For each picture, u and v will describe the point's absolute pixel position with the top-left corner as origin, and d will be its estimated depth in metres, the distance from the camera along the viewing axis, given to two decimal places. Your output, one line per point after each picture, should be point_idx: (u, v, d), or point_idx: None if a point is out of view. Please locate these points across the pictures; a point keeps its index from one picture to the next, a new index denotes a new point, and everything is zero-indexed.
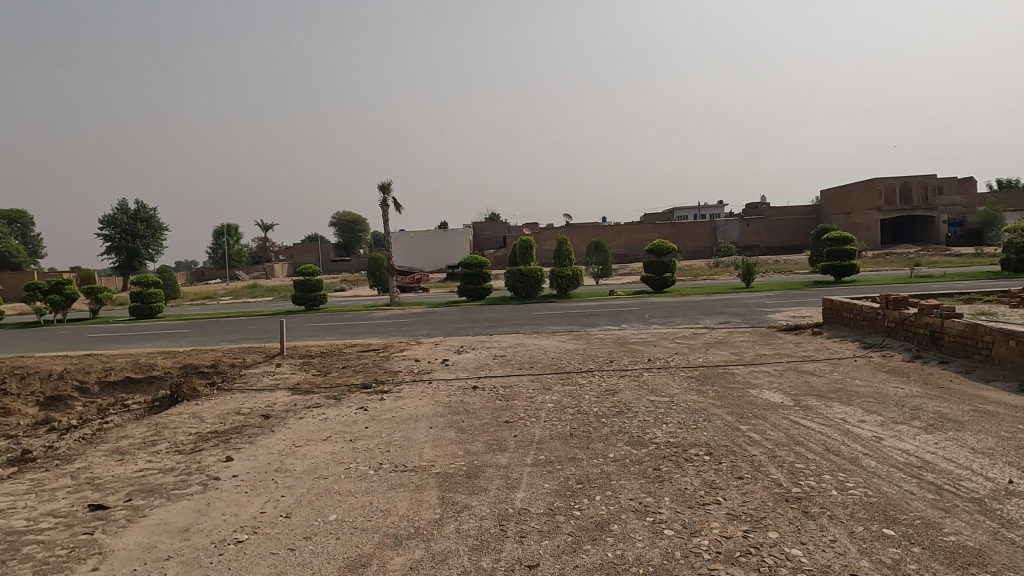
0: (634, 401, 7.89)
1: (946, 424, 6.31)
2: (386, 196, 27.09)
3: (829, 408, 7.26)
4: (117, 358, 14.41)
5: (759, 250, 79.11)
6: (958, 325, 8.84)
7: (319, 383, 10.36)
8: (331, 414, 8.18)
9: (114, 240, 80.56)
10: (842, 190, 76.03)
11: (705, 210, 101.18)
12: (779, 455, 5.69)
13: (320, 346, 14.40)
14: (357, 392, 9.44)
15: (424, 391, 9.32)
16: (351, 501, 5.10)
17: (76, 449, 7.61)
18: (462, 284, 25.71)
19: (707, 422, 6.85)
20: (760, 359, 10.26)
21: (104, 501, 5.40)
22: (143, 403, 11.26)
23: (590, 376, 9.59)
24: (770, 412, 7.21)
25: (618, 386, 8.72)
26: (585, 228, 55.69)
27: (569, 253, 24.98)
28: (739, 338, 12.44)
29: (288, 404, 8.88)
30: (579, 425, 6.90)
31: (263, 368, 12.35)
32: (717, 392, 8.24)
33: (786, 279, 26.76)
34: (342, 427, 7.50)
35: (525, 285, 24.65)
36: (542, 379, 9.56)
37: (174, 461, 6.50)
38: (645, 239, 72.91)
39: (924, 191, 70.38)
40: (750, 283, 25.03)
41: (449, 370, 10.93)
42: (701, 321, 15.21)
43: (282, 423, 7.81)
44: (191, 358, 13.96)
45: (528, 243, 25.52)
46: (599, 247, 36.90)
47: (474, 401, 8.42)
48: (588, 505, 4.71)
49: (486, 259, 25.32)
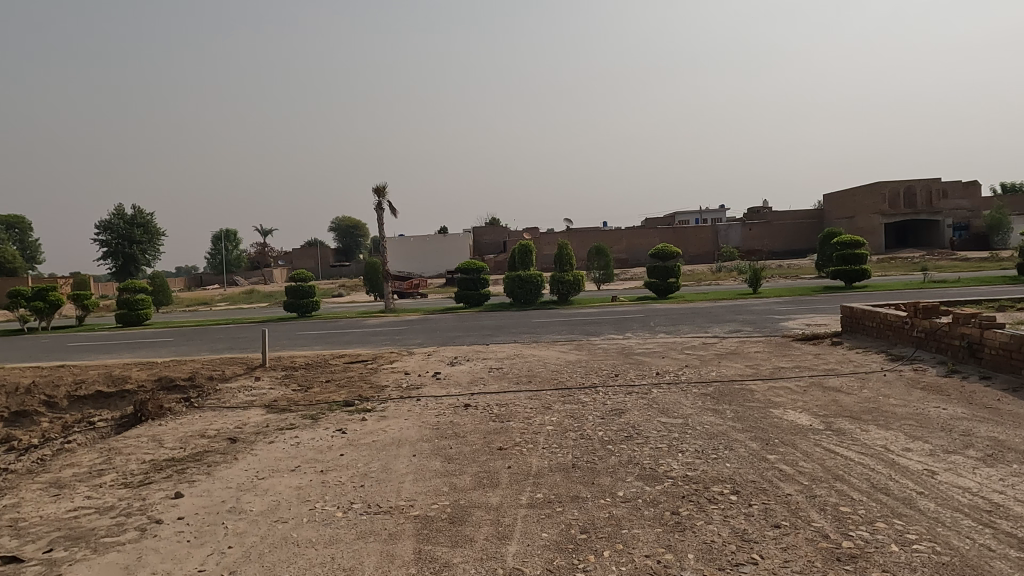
0: (643, 423, 7.02)
1: (1008, 455, 5.45)
2: (381, 199, 26.26)
3: (866, 432, 6.39)
4: (89, 370, 13.53)
5: (762, 255, 78.43)
6: (1002, 337, 7.97)
7: (298, 399, 9.52)
8: (305, 437, 7.32)
9: (111, 246, 79.84)
10: (846, 193, 75.26)
11: (707, 214, 100.79)
12: (818, 495, 4.82)
13: (305, 357, 13.55)
14: (337, 410, 8.60)
15: (411, 409, 8.46)
16: (310, 555, 4.24)
17: (15, 479, 6.75)
18: (459, 290, 24.82)
19: (728, 450, 5.98)
20: (778, 373, 9.39)
21: (19, 553, 4.54)
22: (110, 420, 10.40)
23: (593, 392, 8.73)
24: (799, 437, 6.34)
25: (625, 405, 7.85)
26: (586, 232, 54.91)
27: (570, 258, 24.15)
28: (753, 348, 11.58)
29: (260, 425, 8.01)
30: (582, 454, 6.04)
31: (242, 381, 11.49)
32: (736, 412, 7.38)
33: (795, 285, 25.93)
34: (314, 454, 6.64)
35: (525, 290, 23.83)
36: (540, 395, 8.72)
37: (116, 498, 5.63)
38: (647, 244, 72.16)
39: (928, 195, 69.70)
40: (758, 289, 24.21)
41: (441, 385, 10.08)
42: (710, 330, 14.35)
43: (249, 449, 6.94)
44: (167, 370, 13.13)
45: (527, 247, 24.67)
46: (600, 251, 36.07)
47: (464, 422, 7.56)
48: (596, 565, 3.85)
49: (484, 264, 24.50)
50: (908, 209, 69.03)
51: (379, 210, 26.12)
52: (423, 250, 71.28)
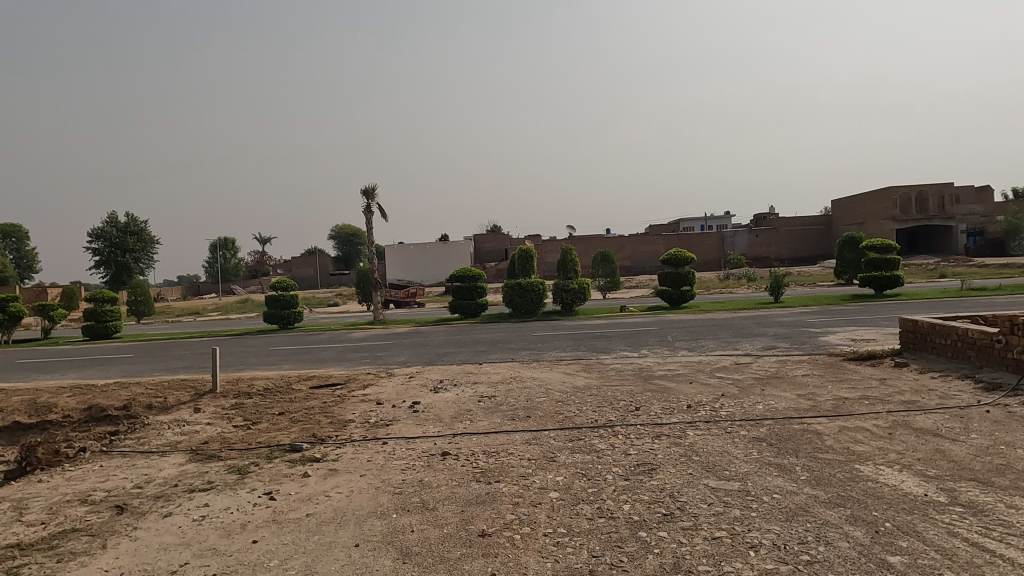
0: (687, 490, 5.01)
1: None
2: (369, 202, 24.29)
3: (1016, 510, 4.39)
4: (13, 396, 11.52)
5: (770, 262, 76.50)
6: None
7: (235, 440, 7.53)
8: (218, 507, 5.31)
9: (103, 255, 78.03)
10: (856, 199, 73.26)
11: (712, 220, 99.19)
12: None
13: (266, 380, 11.55)
14: (277, 460, 6.58)
15: (373, 459, 6.45)
16: None
17: None
18: (454, 300, 22.83)
19: (824, 546, 3.96)
20: (844, 407, 7.38)
21: None
22: (8, 465, 8.37)
23: (610, 435, 6.73)
24: (919, 519, 4.34)
25: (655, 457, 5.85)
26: (589, 239, 53.02)
27: (574, 264, 22.19)
28: (799, 372, 9.57)
29: (167, 484, 5.99)
30: (604, 550, 4.03)
31: (181, 412, 9.49)
32: (811, 471, 5.37)
33: (818, 293, 23.95)
34: (218, 541, 4.63)
35: (525, 300, 21.86)
36: (541, 439, 6.72)
37: None
38: (651, 251, 70.24)
39: (941, 200, 67.63)
40: (779, 297, 22.23)
41: (418, 420, 8.08)
42: (739, 346, 12.35)
43: (131, 530, 4.92)
44: (103, 394, 11.19)
45: (528, 252, 22.71)
46: (606, 258, 34.13)
47: (438, 484, 5.56)
48: None
49: (481, 271, 22.57)
50: (920, 214, 67.00)
51: (368, 213, 24.14)
52: (422, 257, 69.44)
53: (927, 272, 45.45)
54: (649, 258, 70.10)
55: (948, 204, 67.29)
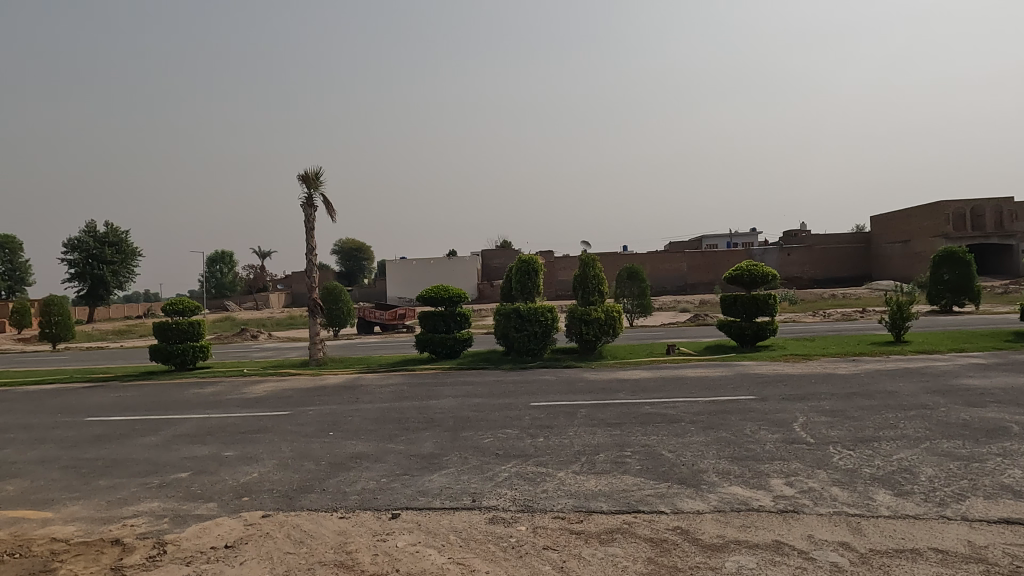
0: None
1: None
2: (309, 191, 17.28)
3: None
4: None
5: (804, 284, 69.26)
6: None
7: None
8: None
9: (79, 266, 71.90)
10: (902, 214, 65.59)
11: (738, 237, 92.33)
12: None
13: None
14: None
15: None
16: None
17: None
18: (422, 334, 15.68)
19: None
20: None
21: None
22: None
23: None
24: None
25: None
26: (608, 256, 46.01)
27: (598, 282, 15.02)
28: None
29: None
30: None
31: None
32: None
33: (949, 328, 16.60)
34: None
35: (524, 336, 14.74)
36: None
37: None
38: (673, 270, 63.36)
39: (998, 216, 59.39)
40: (900, 338, 14.96)
41: None
42: (1016, 484, 5.14)
43: None
44: None
45: (533, 263, 15.67)
46: (634, 274, 27.04)
47: None
48: None
49: (464, 291, 15.54)
50: (975, 231, 59.03)
51: (309, 206, 17.25)
52: (423, 274, 63.13)
53: (1005, 294, 37.90)
54: (672, 277, 63.10)
55: (1007, 221, 58.77)
